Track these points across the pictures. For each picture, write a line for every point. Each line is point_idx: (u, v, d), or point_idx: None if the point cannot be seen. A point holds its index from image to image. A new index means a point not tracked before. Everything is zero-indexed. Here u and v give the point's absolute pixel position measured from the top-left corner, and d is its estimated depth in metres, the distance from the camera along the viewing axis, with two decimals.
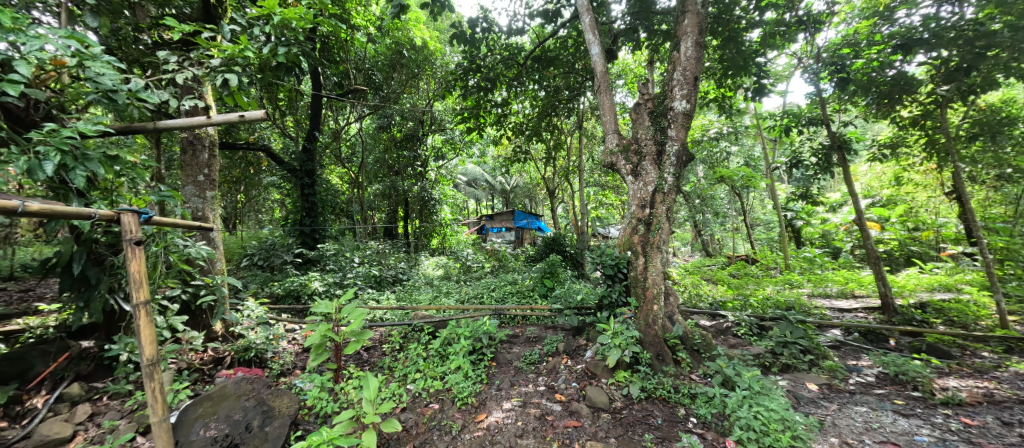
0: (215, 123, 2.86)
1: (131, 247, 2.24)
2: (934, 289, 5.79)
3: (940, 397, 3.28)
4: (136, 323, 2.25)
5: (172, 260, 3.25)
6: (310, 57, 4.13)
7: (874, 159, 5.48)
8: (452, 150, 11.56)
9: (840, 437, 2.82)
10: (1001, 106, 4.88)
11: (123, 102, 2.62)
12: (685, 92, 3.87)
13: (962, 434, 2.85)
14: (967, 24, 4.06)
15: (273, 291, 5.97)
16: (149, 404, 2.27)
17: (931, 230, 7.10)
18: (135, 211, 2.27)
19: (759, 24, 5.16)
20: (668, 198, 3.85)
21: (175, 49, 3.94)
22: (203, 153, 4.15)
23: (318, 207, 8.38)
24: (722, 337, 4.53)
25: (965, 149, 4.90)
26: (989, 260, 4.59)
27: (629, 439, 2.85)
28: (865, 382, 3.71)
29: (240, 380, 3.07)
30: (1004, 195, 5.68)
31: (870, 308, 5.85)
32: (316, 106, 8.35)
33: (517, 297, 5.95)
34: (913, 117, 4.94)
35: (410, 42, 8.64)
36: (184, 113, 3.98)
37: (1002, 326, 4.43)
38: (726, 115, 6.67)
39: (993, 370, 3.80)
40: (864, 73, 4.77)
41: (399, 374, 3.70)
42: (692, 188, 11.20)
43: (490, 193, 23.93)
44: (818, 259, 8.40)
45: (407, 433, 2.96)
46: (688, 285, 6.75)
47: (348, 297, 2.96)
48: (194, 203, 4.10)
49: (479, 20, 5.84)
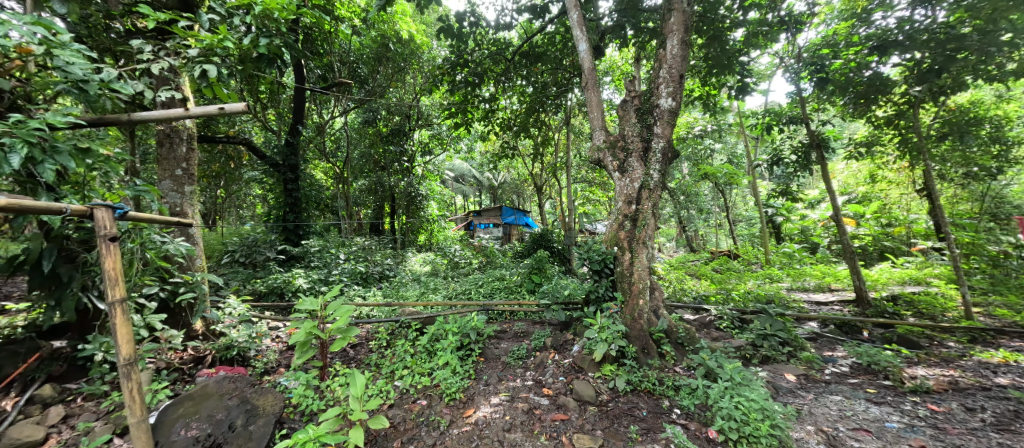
0: (194, 115, 2.72)
1: (105, 243, 2.17)
2: (905, 283, 6.07)
3: (910, 385, 3.44)
4: (112, 321, 2.19)
5: (149, 257, 3.15)
6: (293, 49, 4.01)
7: (850, 157, 5.65)
8: (440, 145, 11.46)
9: (816, 425, 2.93)
10: (969, 106, 5.11)
11: (96, 93, 2.50)
12: (671, 90, 3.92)
13: (929, 420, 3.00)
14: (939, 27, 4.22)
15: (256, 289, 5.87)
16: (126, 405, 2.21)
17: (903, 226, 7.51)
18: (108, 206, 2.20)
19: (742, 23, 5.26)
20: (654, 195, 3.91)
21: (149, 37, 3.74)
22: (181, 146, 4.00)
23: (302, 203, 8.26)
24: (705, 331, 4.66)
25: (936, 149, 5.11)
26: (957, 255, 4.78)
27: (615, 431, 2.92)
28: (840, 372, 3.87)
29: (222, 379, 3.03)
30: (971, 192, 6.01)
31: (845, 301, 6.07)
32: (299, 99, 8.21)
33: (505, 292, 6.00)
34: (887, 117, 5.10)
35: (396, 35, 8.45)
36: (160, 104, 3.83)
37: (967, 317, 4.70)
38: (711, 113, 6.73)
39: (958, 359, 3.99)
40: (841, 74, 4.94)
41: (386, 371, 3.68)
42: (677, 184, 11.35)
43: (478, 189, 23.92)
44: (796, 255, 8.77)
45: (396, 430, 2.98)
46: (672, 281, 6.84)
47: (334, 293, 2.93)
48: (172, 198, 3.97)
49: (467, 13, 5.78)
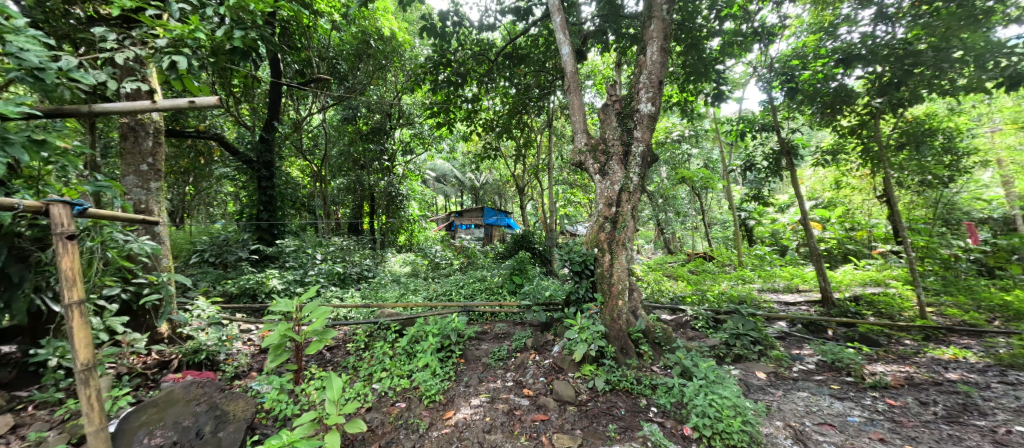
0: (162, 108, 2.60)
1: (61, 242, 2.05)
2: (866, 284, 6.41)
3: (870, 381, 3.63)
4: (68, 325, 2.06)
5: (110, 257, 2.99)
6: (269, 42, 3.91)
7: (817, 164, 5.91)
8: (421, 144, 11.34)
9: (784, 420, 3.05)
10: (925, 118, 5.44)
11: (53, 82, 2.35)
12: (651, 95, 4.01)
13: (887, 414, 3.17)
14: (898, 43, 4.50)
15: (226, 290, 5.64)
16: (83, 413, 2.09)
17: (865, 230, 7.96)
18: (65, 202, 2.07)
19: (718, 33, 5.44)
20: (633, 198, 4.00)
21: (114, 26, 3.57)
22: (147, 140, 3.82)
23: (277, 201, 8.01)
24: (681, 330, 4.79)
25: (895, 158, 5.42)
26: (913, 258, 5.08)
27: (594, 431, 2.95)
28: (806, 369, 4.04)
29: (189, 384, 2.91)
30: (926, 199, 6.39)
31: (812, 301, 6.35)
32: (275, 94, 7.97)
33: (486, 293, 5.99)
34: (851, 126, 5.37)
35: (377, 32, 8.32)
36: (124, 96, 3.65)
37: (921, 316, 5.00)
38: (688, 118, 6.92)
39: (913, 356, 4.24)
40: (810, 84, 5.16)
41: (364, 374, 3.62)
42: (655, 188, 11.62)
43: (459, 190, 23.81)
44: (767, 257, 9.13)
45: (373, 433, 2.93)
46: (650, 282, 6.99)
47: (310, 294, 2.86)
48: (136, 195, 3.78)
49: (450, 13, 5.76)
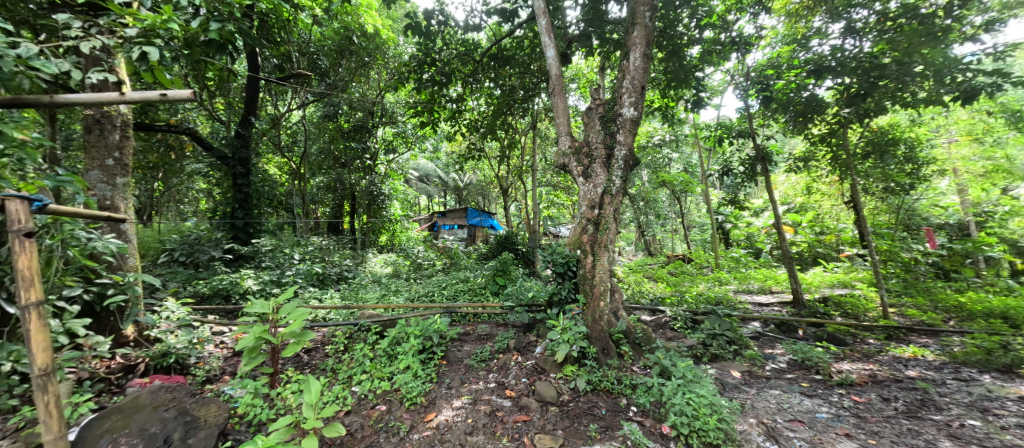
0: (131, 101, 2.48)
1: (18, 239, 1.93)
2: (834, 286, 6.70)
3: (837, 378, 3.79)
4: (25, 327, 1.94)
5: (71, 255, 2.84)
6: (247, 36, 3.80)
7: (790, 170, 6.15)
8: (404, 143, 11.20)
9: (757, 417, 3.15)
10: (888, 128, 5.74)
11: (10, 70, 2.21)
12: (633, 100, 4.09)
13: (852, 410, 3.32)
14: (865, 57, 4.72)
15: (197, 291, 5.43)
16: (41, 421, 1.97)
17: (834, 234, 8.33)
18: (23, 198, 1.96)
19: (698, 41, 5.58)
20: (615, 200, 4.06)
21: (78, 12, 3.41)
22: (114, 133, 3.64)
23: (253, 199, 7.76)
24: (660, 331, 4.90)
25: (861, 165, 5.68)
26: (877, 261, 5.33)
27: (575, 431, 2.98)
28: (779, 368, 4.19)
29: (157, 390, 2.79)
30: (889, 205, 6.73)
31: (784, 302, 6.59)
32: (251, 89, 7.73)
33: (468, 294, 5.96)
34: (822, 135, 5.60)
35: (360, 28, 8.18)
36: (89, 86, 3.47)
37: (884, 317, 5.26)
38: (668, 123, 7.08)
39: (876, 354, 4.45)
40: (784, 93, 5.36)
41: (343, 377, 3.55)
42: (637, 190, 11.83)
43: (442, 190, 23.64)
44: (743, 259, 9.43)
45: (352, 437, 2.88)
46: (631, 283, 7.11)
47: (287, 295, 2.78)
48: (101, 190, 3.59)
49: (435, 12, 5.72)
